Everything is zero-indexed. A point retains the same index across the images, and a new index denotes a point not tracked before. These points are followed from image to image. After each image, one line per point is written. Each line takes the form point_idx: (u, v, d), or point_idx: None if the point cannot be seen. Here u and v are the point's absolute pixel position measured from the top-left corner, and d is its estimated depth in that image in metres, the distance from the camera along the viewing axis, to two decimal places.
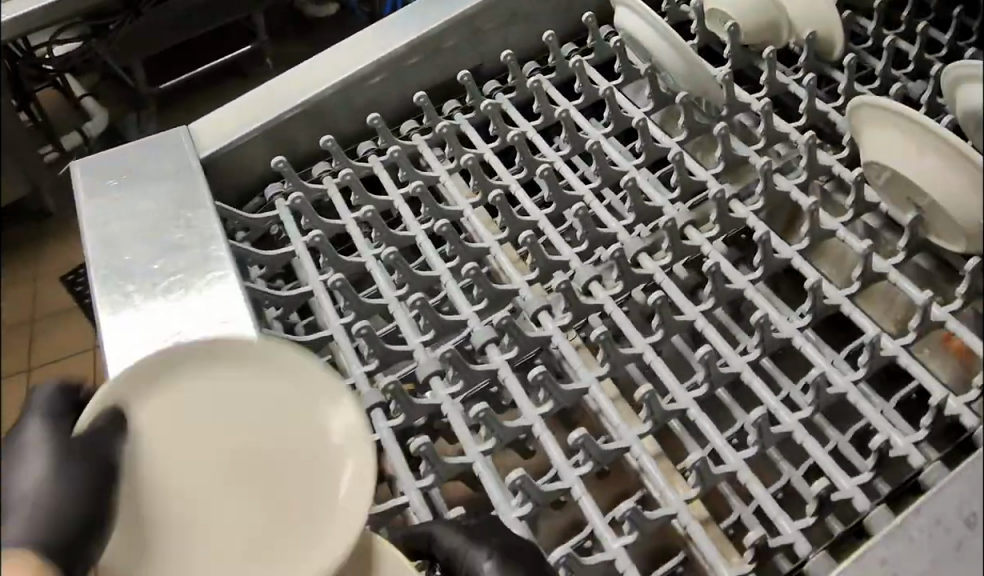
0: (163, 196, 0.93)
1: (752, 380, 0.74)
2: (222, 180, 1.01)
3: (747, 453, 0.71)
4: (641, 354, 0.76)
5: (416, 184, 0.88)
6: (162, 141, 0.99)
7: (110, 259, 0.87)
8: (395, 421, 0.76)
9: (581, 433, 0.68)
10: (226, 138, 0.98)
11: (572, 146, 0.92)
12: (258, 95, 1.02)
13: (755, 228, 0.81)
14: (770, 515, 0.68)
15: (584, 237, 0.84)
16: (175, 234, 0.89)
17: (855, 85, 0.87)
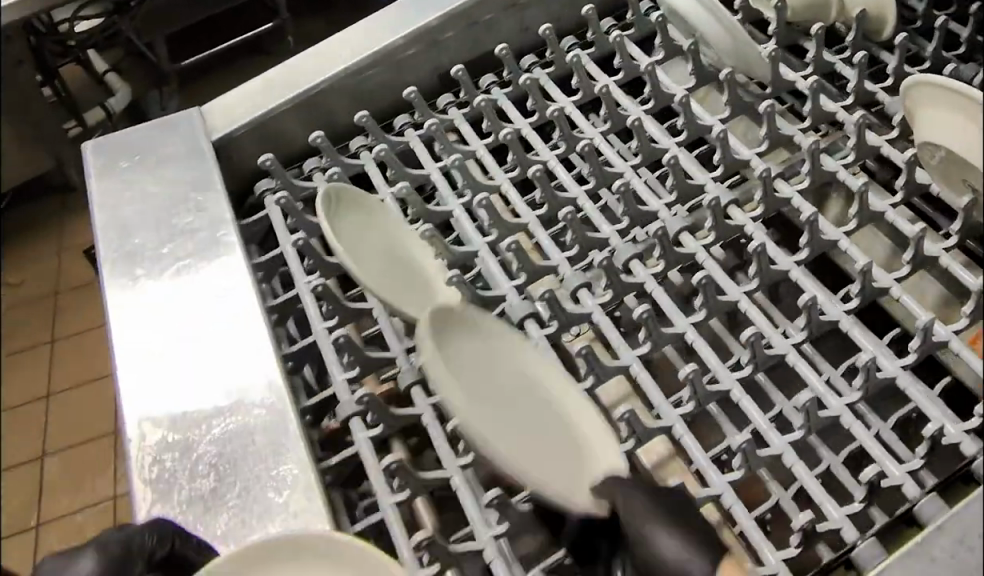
0: (173, 180, 0.92)
1: (797, 362, 0.67)
2: (245, 157, 0.98)
3: (793, 436, 0.64)
4: (682, 334, 0.70)
5: (455, 157, 0.82)
6: (173, 122, 0.97)
7: (120, 243, 0.87)
8: (435, 398, 0.70)
9: (628, 407, 0.63)
10: (246, 115, 0.96)
11: (612, 122, 0.86)
12: (288, 68, 0.99)
13: (801, 208, 0.74)
14: (814, 499, 0.61)
15: (624, 215, 0.78)
16: (185, 219, 0.88)
17: (906, 66, 0.83)
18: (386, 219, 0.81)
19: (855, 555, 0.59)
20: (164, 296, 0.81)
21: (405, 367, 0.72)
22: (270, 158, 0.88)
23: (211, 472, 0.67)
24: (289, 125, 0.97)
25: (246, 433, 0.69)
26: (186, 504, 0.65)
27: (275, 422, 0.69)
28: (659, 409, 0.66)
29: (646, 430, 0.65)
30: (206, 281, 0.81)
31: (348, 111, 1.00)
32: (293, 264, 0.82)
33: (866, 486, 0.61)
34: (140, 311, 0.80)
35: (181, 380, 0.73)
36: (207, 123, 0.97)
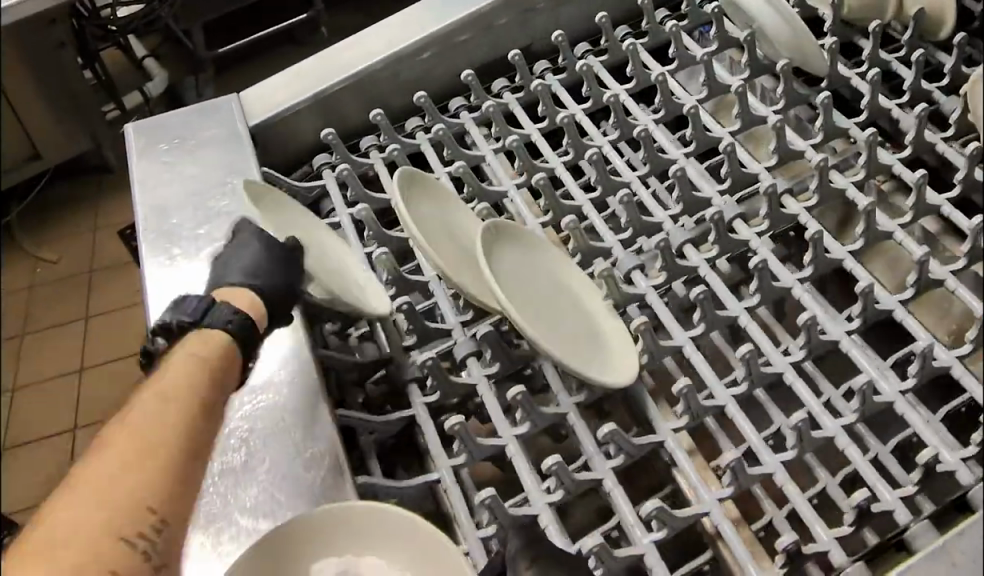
0: (211, 163, 0.93)
1: (851, 350, 0.70)
2: (292, 137, 1.00)
3: (846, 420, 0.67)
4: (736, 317, 0.73)
5: (513, 140, 0.86)
6: (209, 108, 0.99)
7: (158, 223, 0.88)
8: (490, 370, 0.74)
9: (685, 382, 0.66)
10: (290, 98, 0.97)
11: (667, 109, 0.90)
12: (339, 49, 1.00)
13: (856, 199, 0.77)
14: (868, 481, 0.64)
15: (678, 200, 0.82)
16: (220, 202, 0.89)
17: (962, 66, 0.84)
18: (446, 200, 0.82)
19: (909, 536, 0.61)
20: (199, 275, 0.82)
21: (463, 340, 0.75)
22: (332, 133, 0.92)
23: (243, 444, 0.68)
24: (334, 109, 0.99)
25: (279, 410, 0.70)
26: (217, 476, 0.66)
27: (307, 399, 0.71)
28: (712, 389, 0.70)
29: (700, 406, 0.68)
30: None
31: (395, 94, 1.01)
32: (351, 236, 0.86)
33: (922, 468, 0.64)
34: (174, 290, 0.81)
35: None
36: (253, 106, 0.99)
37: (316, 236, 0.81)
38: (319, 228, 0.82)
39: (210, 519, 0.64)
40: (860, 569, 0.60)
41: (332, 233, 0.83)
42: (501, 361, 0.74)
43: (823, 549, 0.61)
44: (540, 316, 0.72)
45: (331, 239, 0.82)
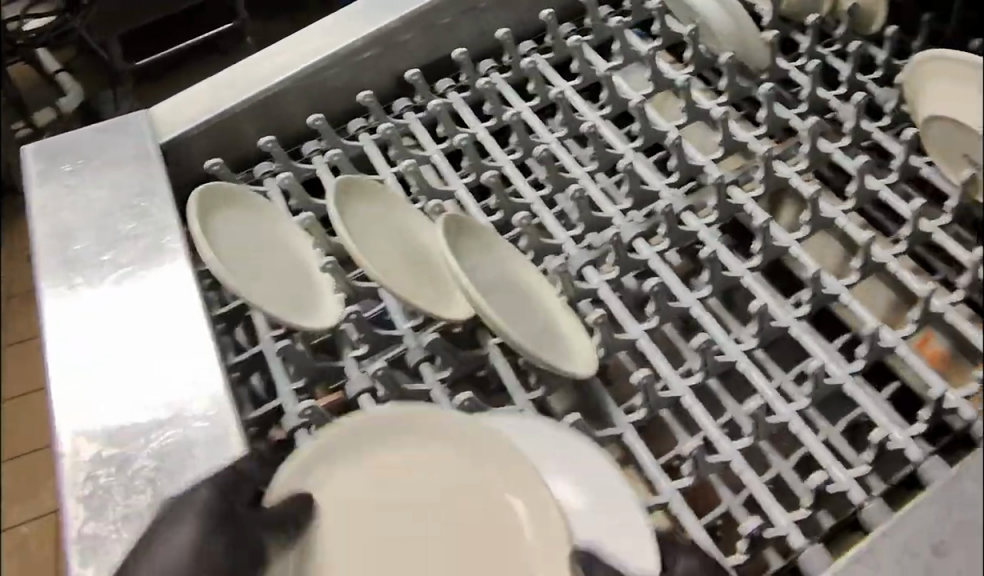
0: (118, 183, 0.88)
1: (801, 335, 0.67)
2: (213, 150, 0.95)
3: (799, 404, 0.65)
4: (688, 308, 0.70)
5: (461, 137, 0.83)
6: (118, 125, 0.94)
7: (60, 248, 0.83)
8: (443, 375, 0.70)
9: (645, 372, 0.63)
10: (208, 111, 0.93)
11: (613, 107, 0.87)
12: (268, 55, 0.97)
13: (800, 187, 0.75)
14: (823, 462, 0.62)
15: (626, 195, 0.79)
16: (128, 225, 0.84)
17: (893, 59, 0.86)
18: (390, 202, 0.78)
19: (863, 515, 0.60)
20: (101, 303, 0.78)
21: (412, 346, 0.71)
22: (217, 162, 0.88)
23: (149, 487, 0.64)
24: (269, 114, 0.95)
25: (186, 446, 0.66)
26: (120, 523, 0.62)
27: (217, 435, 0.67)
28: (667, 380, 0.67)
29: (657, 398, 0.65)
30: (146, 286, 0.78)
31: (328, 100, 0.98)
32: (295, 241, 0.81)
33: (875, 447, 0.61)
34: (75, 323, 0.77)
35: (119, 390, 0.71)
36: (168, 120, 0.94)
37: (283, 238, 0.80)
38: (287, 231, 0.81)
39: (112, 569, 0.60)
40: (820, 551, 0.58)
41: (298, 233, 0.81)
42: (453, 367, 0.71)
43: (780, 533, 0.59)
44: (510, 301, 0.69)
45: (296, 240, 0.81)
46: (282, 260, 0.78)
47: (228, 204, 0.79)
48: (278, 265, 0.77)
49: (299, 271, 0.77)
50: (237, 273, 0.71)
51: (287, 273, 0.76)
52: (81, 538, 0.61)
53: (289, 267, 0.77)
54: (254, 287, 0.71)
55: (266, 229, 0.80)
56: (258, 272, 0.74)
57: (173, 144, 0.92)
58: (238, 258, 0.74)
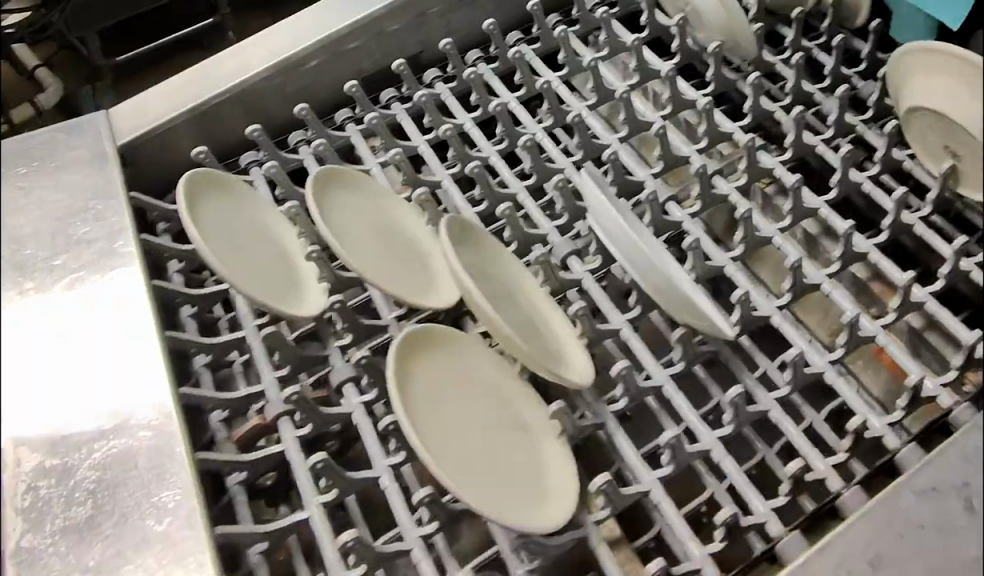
0: (37, 200, 0.87)
1: (729, 358, 0.68)
2: (148, 163, 0.94)
3: (722, 431, 0.63)
4: (618, 331, 0.68)
5: (393, 153, 0.80)
6: (43, 139, 0.92)
7: (10, 251, 0.82)
8: (368, 396, 0.69)
9: (559, 402, 0.60)
10: (145, 123, 0.92)
11: (555, 118, 0.86)
12: (211, 64, 0.96)
13: (738, 206, 0.75)
14: (742, 494, 0.61)
15: (562, 211, 0.76)
16: (33, 248, 0.82)
17: (842, 67, 0.84)
18: (372, 197, 0.76)
19: (780, 546, 0.59)
20: (38, 308, 0.77)
21: (338, 365, 0.70)
22: (136, 189, 0.87)
23: (84, 502, 0.63)
24: (222, 119, 0.95)
25: (126, 458, 0.65)
26: (58, 535, 0.61)
27: (151, 451, 0.65)
28: (649, 369, 0.66)
29: (578, 426, 0.63)
30: (95, 287, 0.78)
31: (279, 107, 0.97)
32: (279, 231, 0.77)
33: (792, 480, 0.61)
34: (17, 325, 0.76)
35: (56, 397, 0.70)
36: (126, 122, 0.93)
37: (269, 226, 0.76)
38: (274, 219, 0.77)
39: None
40: None
41: (286, 221, 0.77)
42: (380, 387, 0.69)
43: (694, 569, 0.57)
44: (498, 293, 0.66)
45: (284, 229, 0.77)
46: (269, 244, 0.74)
47: (218, 189, 0.74)
48: (266, 249, 0.73)
49: (288, 257, 0.74)
50: (226, 256, 0.68)
51: (274, 262, 0.73)
52: (17, 552, 0.61)
53: (276, 251, 0.74)
54: (244, 274, 0.68)
55: (253, 208, 0.76)
56: (244, 254, 0.70)
57: (136, 141, 0.92)
58: (227, 239, 0.70)
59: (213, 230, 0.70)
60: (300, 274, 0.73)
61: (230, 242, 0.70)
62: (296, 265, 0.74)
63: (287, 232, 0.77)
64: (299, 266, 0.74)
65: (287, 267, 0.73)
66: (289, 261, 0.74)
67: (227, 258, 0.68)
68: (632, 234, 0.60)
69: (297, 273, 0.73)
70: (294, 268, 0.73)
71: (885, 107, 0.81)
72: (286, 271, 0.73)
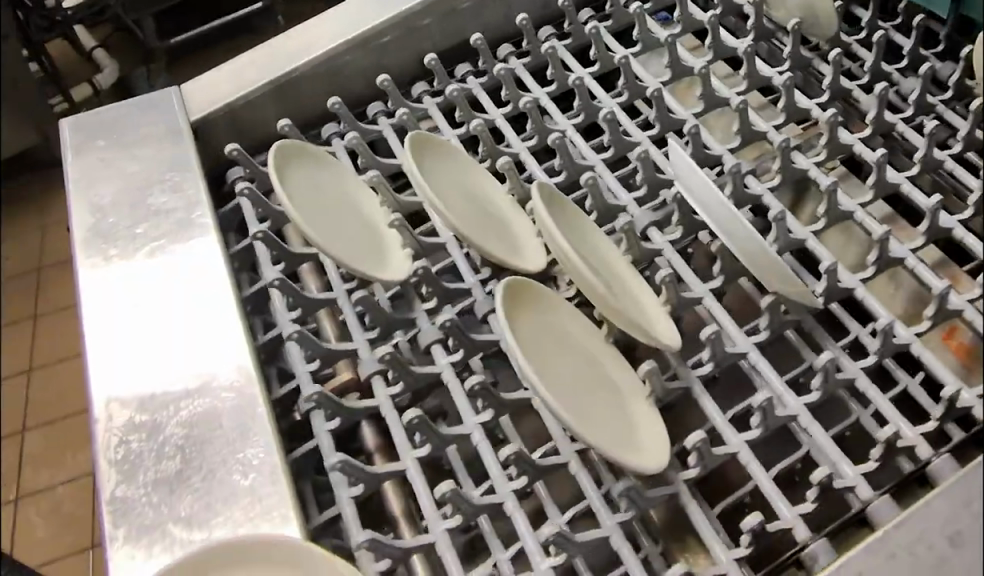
0: (120, 172, 0.90)
1: (814, 329, 0.68)
2: (223, 137, 0.97)
3: (809, 397, 0.64)
4: (700, 299, 0.69)
5: (476, 122, 0.81)
6: (122, 116, 0.96)
7: (94, 222, 0.85)
8: (455, 356, 0.70)
9: (651, 362, 0.62)
10: (219, 100, 0.95)
11: (630, 94, 0.86)
12: (285, 41, 0.98)
13: (818, 180, 0.74)
14: (830, 458, 0.61)
15: (643, 182, 0.77)
16: (116, 218, 0.85)
17: (921, 48, 0.83)
18: (465, 168, 0.78)
19: (871, 510, 0.59)
20: (127, 273, 0.80)
21: (427, 328, 0.72)
22: (238, 148, 0.86)
23: (177, 454, 0.66)
24: (292, 96, 0.97)
25: (214, 416, 0.68)
26: (150, 487, 0.64)
27: (242, 407, 0.68)
28: (733, 338, 0.67)
29: (666, 388, 0.64)
30: (176, 255, 0.81)
31: (345, 83, 0.99)
32: (358, 198, 0.79)
33: (884, 445, 0.61)
34: (107, 289, 0.79)
35: (146, 356, 0.73)
36: (194, 101, 0.96)
37: (350, 192, 0.80)
38: (354, 186, 0.80)
39: (139, 532, 0.62)
40: (826, 544, 0.59)
41: (366, 187, 0.80)
42: (465, 348, 0.70)
43: (786, 526, 0.58)
44: (592, 258, 0.67)
45: (364, 195, 0.80)
46: (351, 209, 0.77)
47: (302, 158, 0.79)
48: (349, 213, 0.77)
49: (370, 221, 0.77)
50: (311, 216, 0.72)
51: (356, 224, 0.76)
52: (113, 501, 0.64)
53: (358, 215, 0.77)
54: (328, 232, 0.71)
55: (334, 174, 0.80)
56: (328, 216, 0.74)
57: (207, 117, 0.94)
58: (312, 202, 0.74)
59: (297, 193, 0.74)
60: (383, 238, 0.76)
61: (315, 203, 0.74)
62: (379, 229, 0.77)
63: (368, 198, 0.80)
64: (381, 230, 0.77)
65: (370, 230, 0.76)
66: (371, 224, 0.77)
67: (312, 218, 0.71)
68: (729, 205, 0.62)
69: (380, 237, 0.76)
70: (376, 232, 0.76)
71: (968, 87, 0.79)
72: (370, 233, 0.75)
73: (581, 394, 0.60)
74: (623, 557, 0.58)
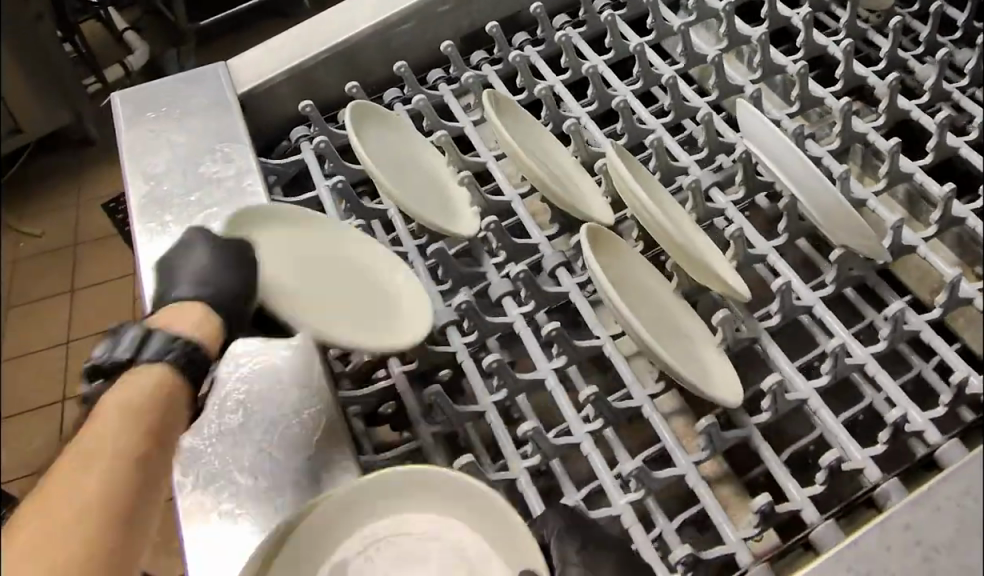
0: (173, 142, 0.91)
1: (878, 285, 0.72)
2: (272, 108, 0.99)
3: (876, 347, 0.67)
4: (764, 256, 0.74)
5: (541, 86, 0.86)
6: (171, 88, 0.97)
7: (149, 189, 0.87)
8: (526, 308, 0.74)
9: (725, 311, 0.67)
10: (269, 71, 0.96)
11: (687, 61, 0.89)
12: (336, 12, 1.00)
13: (877, 143, 0.77)
14: (900, 402, 0.64)
15: (704, 145, 0.82)
16: (171, 184, 0.87)
17: (974, 20, 0.85)
18: (536, 130, 0.85)
19: (939, 454, 0.61)
20: (182, 240, 0.82)
21: (498, 281, 0.76)
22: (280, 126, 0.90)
23: (240, 408, 0.68)
24: (346, 66, 0.99)
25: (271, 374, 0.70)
26: (215, 439, 0.66)
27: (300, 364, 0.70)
28: (801, 293, 0.71)
29: (735, 336, 0.69)
30: (230, 224, 0.82)
31: (399, 53, 1.01)
32: (432, 160, 0.86)
33: (954, 389, 0.63)
34: (162, 254, 0.81)
35: None
36: (246, 71, 0.98)
37: (418, 153, 0.87)
38: (422, 147, 0.87)
39: (208, 479, 0.64)
40: (899, 485, 0.60)
41: (434, 149, 0.87)
42: (536, 300, 0.74)
43: (857, 467, 0.61)
44: (668, 210, 0.74)
45: (432, 156, 0.87)
46: (420, 169, 0.85)
47: (375, 121, 0.86)
48: (419, 172, 0.84)
49: (438, 180, 0.85)
50: (389, 174, 0.79)
51: (427, 183, 0.83)
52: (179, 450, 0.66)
53: (427, 174, 0.84)
54: (405, 189, 0.78)
55: (403, 136, 0.87)
56: (402, 174, 0.81)
57: (253, 91, 0.96)
58: (387, 162, 0.81)
59: (374, 153, 0.81)
60: (452, 196, 0.83)
61: (389, 163, 0.81)
62: (446, 187, 0.84)
63: (434, 158, 0.87)
64: (448, 188, 0.84)
65: (438, 188, 0.83)
66: (439, 183, 0.84)
67: (389, 174, 0.79)
68: (797, 150, 0.69)
69: (449, 194, 0.83)
70: (443, 189, 0.84)
71: None
72: (438, 191, 0.83)
73: (655, 328, 0.67)
74: (700, 495, 0.61)
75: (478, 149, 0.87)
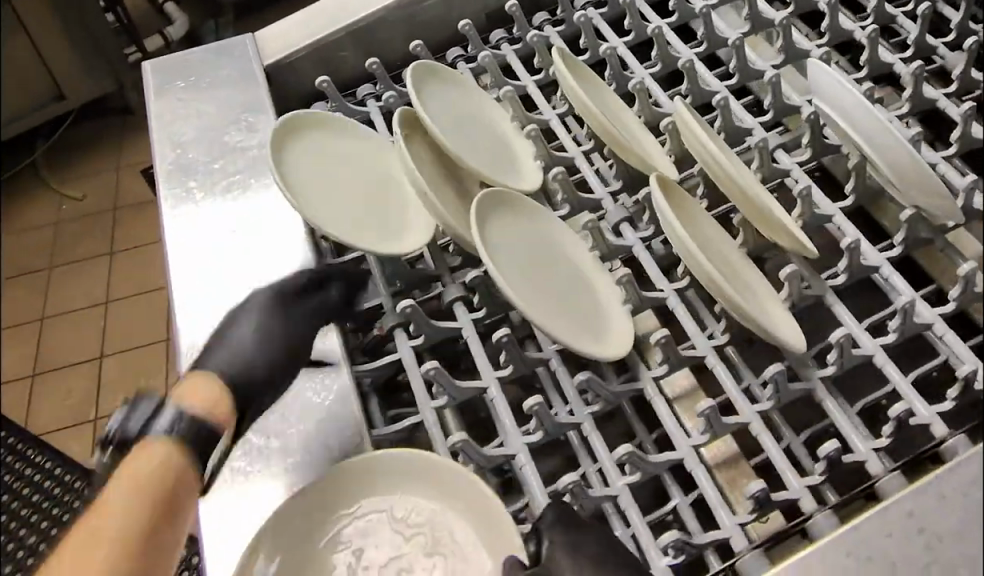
0: (203, 110, 0.94)
1: (947, 249, 0.70)
2: (312, 73, 1.00)
3: (944, 308, 0.65)
4: (831, 217, 0.71)
5: (606, 46, 0.86)
6: (201, 58, 0.99)
7: (176, 156, 0.90)
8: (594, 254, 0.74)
9: (793, 265, 0.66)
10: (307, 37, 0.97)
11: (753, 24, 0.86)
12: None
13: (947, 110, 0.75)
14: (969, 360, 0.62)
15: (769, 107, 0.80)
16: (195, 152, 0.90)
17: None
18: (600, 84, 0.84)
19: None
20: (200, 210, 0.84)
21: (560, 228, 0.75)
22: (327, 80, 0.89)
23: None
24: (388, 31, 0.99)
25: None
26: None
27: (316, 325, 0.72)
28: (869, 252, 0.69)
29: (801, 294, 0.68)
30: (244, 202, 0.84)
31: (449, 18, 1.01)
32: (494, 113, 0.86)
33: None
34: (183, 222, 0.83)
35: (221, 285, 0.77)
36: (278, 39, 0.99)
37: (483, 109, 0.87)
38: (486, 105, 0.87)
39: None
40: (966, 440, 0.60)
41: (498, 107, 0.87)
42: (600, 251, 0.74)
43: (925, 423, 0.60)
44: (736, 160, 0.72)
45: (496, 113, 0.87)
46: (484, 124, 0.84)
47: (438, 77, 0.86)
48: (482, 127, 0.84)
49: (500, 136, 0.84)
50: (449, 129, 0.79)
51: (491, 139, 0.83)
52: None
53: (491, 130, 0.84)
54: (465, 145, 0.79)
55: (468, 92, 0.87)
56: (465, 130, 0.81)
57: (284, 61, 0.97)
58: (449, 117, 0.81)
59: (436, 108, 0.81)
60: (515, 152, 0.83)
61: (451, 118, 0.81)
62: (510, 144, 0.84)
63: (499, 115, 0.87)
64: (511, 144, 0.84)
65: (502, 144, 0.83)
66: (502, 139, 0.84)
67: (450, 130, 0.79)
68: (869, 106, 0.68)
69: (512, 149, 0.83)
70: (507, 146, 0.83)
71: None
72: (503, 147, 0.83)
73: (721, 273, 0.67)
74: (764, 444, 0.61)
75: (541, 107, 0.86)
